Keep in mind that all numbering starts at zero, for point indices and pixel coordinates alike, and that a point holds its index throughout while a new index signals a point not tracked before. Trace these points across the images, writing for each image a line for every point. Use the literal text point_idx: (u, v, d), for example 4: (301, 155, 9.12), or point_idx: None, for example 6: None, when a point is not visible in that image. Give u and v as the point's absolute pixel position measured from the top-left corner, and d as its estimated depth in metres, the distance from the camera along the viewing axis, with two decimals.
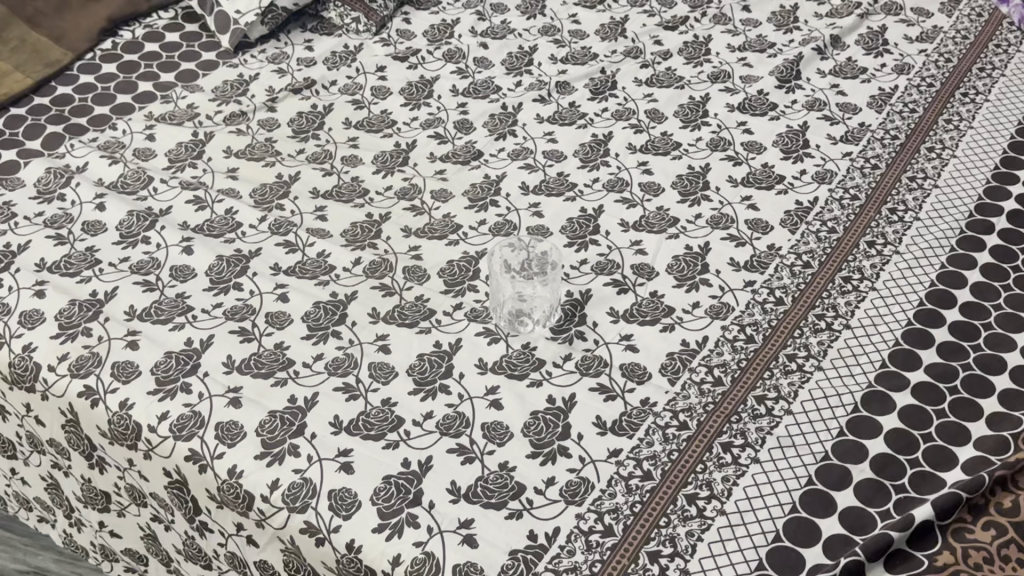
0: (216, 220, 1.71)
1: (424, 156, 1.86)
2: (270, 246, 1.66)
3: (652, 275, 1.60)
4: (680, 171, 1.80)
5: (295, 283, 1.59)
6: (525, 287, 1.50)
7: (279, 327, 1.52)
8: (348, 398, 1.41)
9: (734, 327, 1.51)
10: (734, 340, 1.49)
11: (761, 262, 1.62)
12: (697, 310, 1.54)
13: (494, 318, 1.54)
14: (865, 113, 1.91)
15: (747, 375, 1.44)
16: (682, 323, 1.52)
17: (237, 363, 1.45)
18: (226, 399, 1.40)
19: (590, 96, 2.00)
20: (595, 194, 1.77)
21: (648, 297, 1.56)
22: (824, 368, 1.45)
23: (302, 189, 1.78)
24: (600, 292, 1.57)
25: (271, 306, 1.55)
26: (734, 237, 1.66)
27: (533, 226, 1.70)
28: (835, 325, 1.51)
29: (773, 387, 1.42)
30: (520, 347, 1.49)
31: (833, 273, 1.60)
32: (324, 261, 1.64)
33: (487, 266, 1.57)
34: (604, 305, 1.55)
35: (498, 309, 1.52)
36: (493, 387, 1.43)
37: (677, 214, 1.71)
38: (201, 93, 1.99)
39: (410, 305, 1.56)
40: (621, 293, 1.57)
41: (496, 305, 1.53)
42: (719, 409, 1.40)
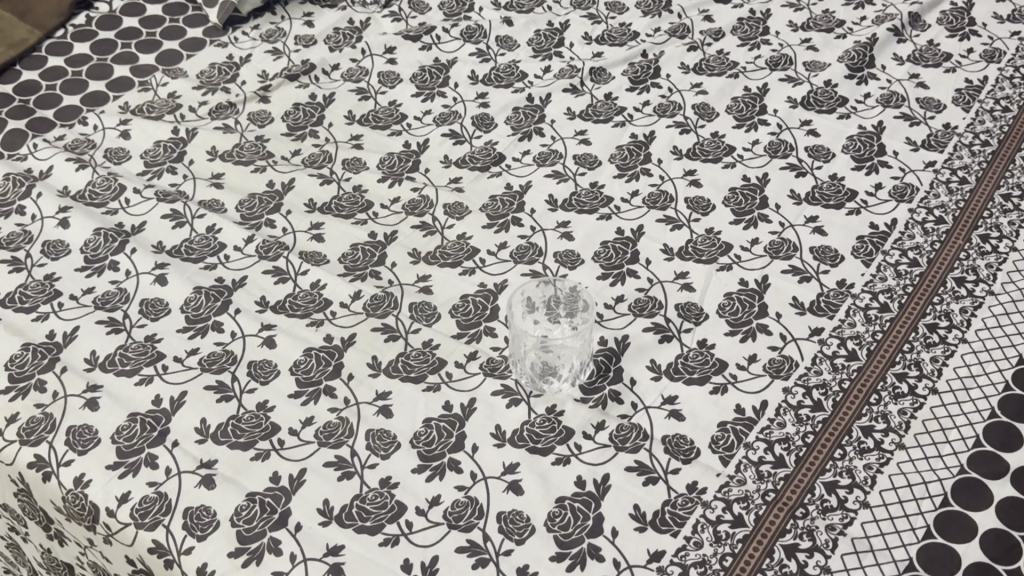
0: (195, 241, 1.48)
1: (437, 159, 1.62)
2: (257, 274, 1.44)
3: (701, 318, 1.36)
4: (733, 183, 1.55)
5: (283, 323, 1.37)
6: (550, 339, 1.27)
7: (263, 381, 1.30)
8: (340, 477, 1.20)
9: (798, 389, 1.28)
10: (798, 407, 1.26)
11: (831, 303, 1.37)
12: (753, 365, 1.30)
13: (516, 374, 1.30)
14: (950, 111, 1.65)
15: (815, 454, 1.21)
16: (735, 383, 1.28)
17: (212, 430, 1.24)
18: (196, 478, 1.19)
19: (629, 85, 1.74)
20: (634, 211, 1.52)
21: (695, 348, 1.33)
22: (907, 446, 1.21)
23: (296, 200, 1.55)
24: (639, 340, 1.34)
25: (255, 354, 1.33)
26: (798, 270, 1.42)
27: (561, 252, 1.46)
28: (920, 389, 1.27)
29: (846, 472, 1.19)
30: (544, 412, 1.26)
31: (916, 319, 1.35)
32: (318, 294, 1.41)
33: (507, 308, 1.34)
34: (644, 358, 1.32)
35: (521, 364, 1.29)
36: (511, 465, 1.21)
37: (730, 239, 1.47)
38: (184, 79, 1.75)
39: (416, 353, 1.33)
40: (664, 341, 1.34)
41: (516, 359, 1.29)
42: (781, 498, 1.17)
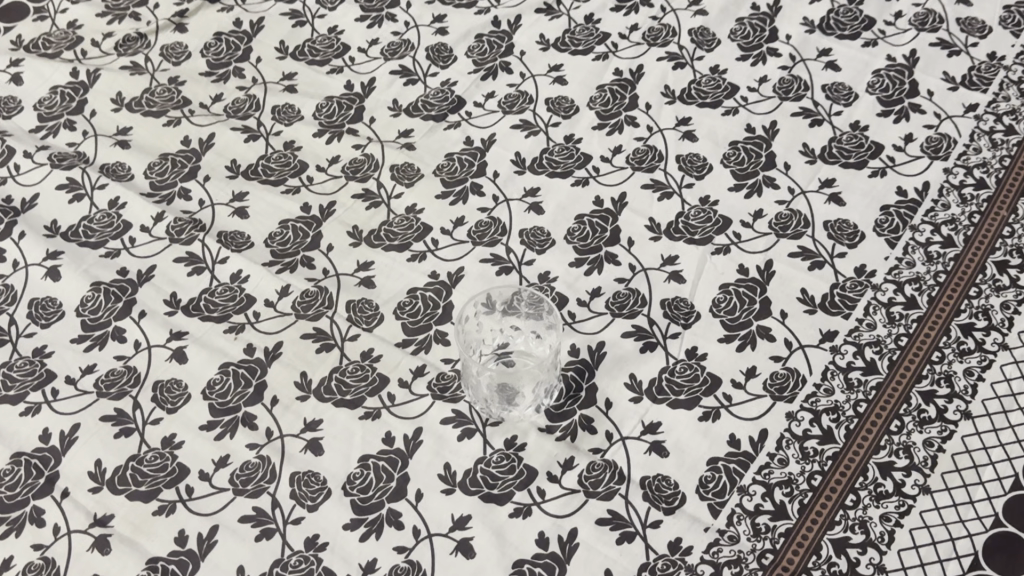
0: (95, 219, 1.26)
1: (384, 106, 1.37)
2: (167, 263, 1.22)
3: (691, 318, 1.15)
4: (735, 136, 1.31)
5: (197, 330, 1.16)
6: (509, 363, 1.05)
7: (171, 409, 1.10)
8: (259, 536, 1.01)
9: (805, 414, 1.07)
10: (805, 438, 1.06)
11: (847, 298, 1.16)
12: (751, 382, 1.10)
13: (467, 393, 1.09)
14: (998, 36, 1.38)
15: (823, 502, 1.02)
16: (729, 406, 1.08)
17: (108, 475, 1.05)
18: (89, 539, 1.01)
19: (613, 4, 1.47)
20: (616, 174, 1.28)
21: (683, 359, 1.12)
22: (933, 490, 1.02)
23: (216, 162, 1.32)
24: (617, 350, 1.13)
25: (162, 372, 1.12)
26: (809, 254, 1.19)
27: (528, 229, 1.23)
28: (950, 413, 1.07)
29: (859, 525, 1.00)
30: (502, 448, 1.06)
31: (948, 318, 1.13)
32: (238, 289, 1.19)
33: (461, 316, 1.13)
34: (623, 374, 1.11)
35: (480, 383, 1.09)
36: (461, 518, 1.02)
37: (729, 211, 1.23)
38: (86, 4, 1.50)
39: (352, 368, 1.12)
40: (647, 350, 1.13)
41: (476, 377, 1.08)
42: (781, 561, 0.98)
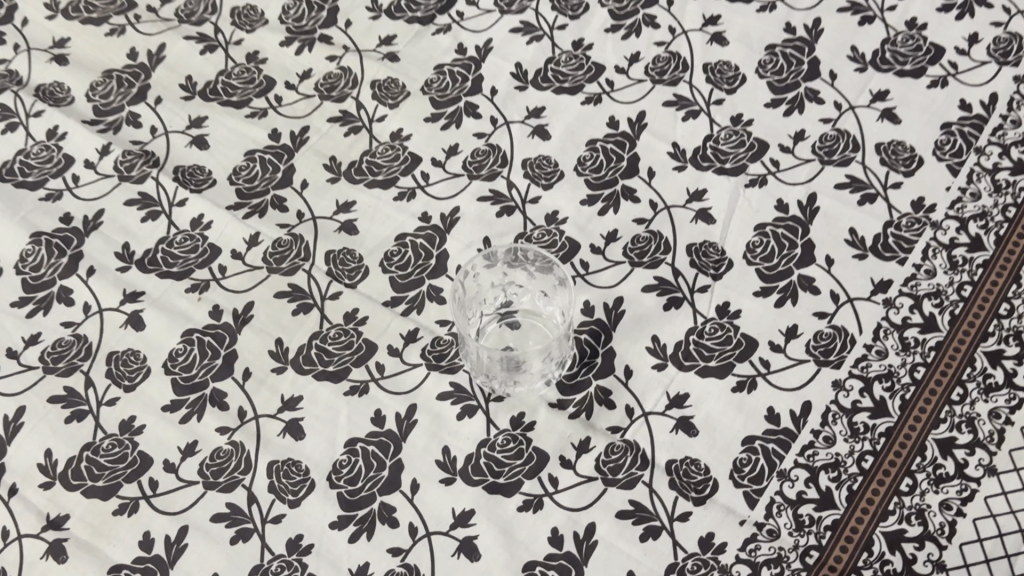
0: (32, 152, 1.11)
1: (362, 7, 1.20)
2: (116, 206, 1.06)
3: (722, 267, 1.00)
4: (772, 39, 1.14)
5: (154, 289, 1.01)
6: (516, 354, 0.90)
7: (128, 386, 0.96)
8: (234, 539, 0.89)
9: (854, 382, 0.94)
10: (854, 411, 0.93)
11: (902, 239, 1.00)
12: (793, 344, 0.96)
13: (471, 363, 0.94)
14: None
15: (874, 489, 0.89)
16: (767, 374, 0.94)
17: (61, 468, 0.93)
18: (43, 545, 0.89)
19: None
20: (633, 89, 1.12)
21: (713, 318, 0.97)
22: (1000, 472, 0.89)
23: (169, 80, 1.15)
24: (637, 307, 0.98)
25: (117, 341, 0.99)
26: (857, 185, 1.04)
27: (532, 159, 1.07)
28: (1020, 378, 0.93)
29: (916, 516, 0.88)
30: (507, 429, 0.93)
31: (1020, 261, 0.98)
32: (200, 237, 1.04)
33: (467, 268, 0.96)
34: (645, 336, 0.97)
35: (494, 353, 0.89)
36: (464, 514, 0.90)
37: (765, 133, 1.07)
38: None
39: (334, 333, 0.98)
40: (671, 308, 0.98)
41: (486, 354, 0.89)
42: (827, 560, 0.87)
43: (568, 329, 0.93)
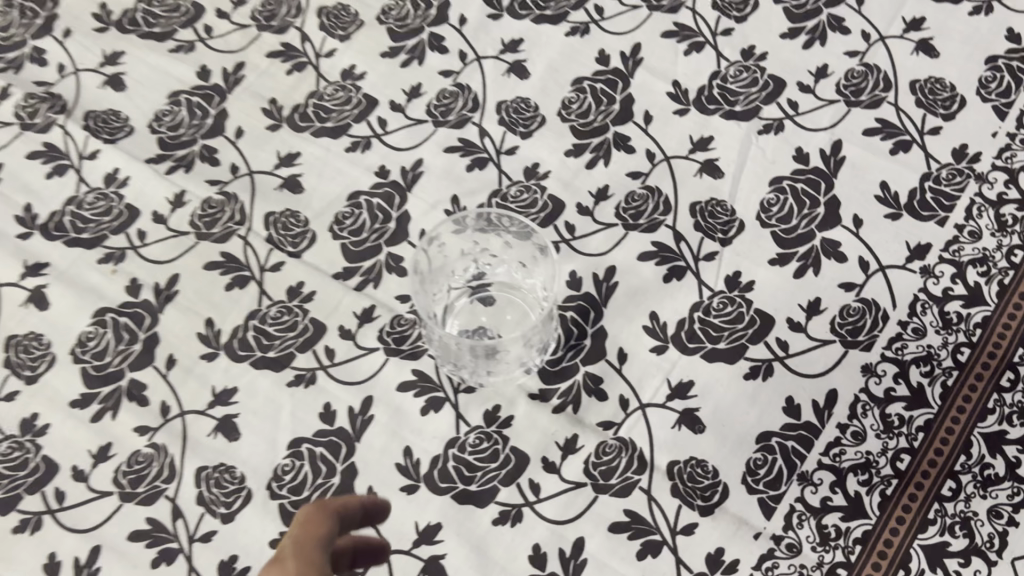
0: None
1: None
2: (18, 161, 0.91)
3: (733, 229, 0.85)
4: None
5: (62, 260, 0.86)
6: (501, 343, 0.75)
7: (31, 377, 0.82)
8: (156, 562, 0.75)
9: (887, 367, 0.80)
10: (887, 401, 0.79)
11: (943, 196, 0.85)
12: (815, 321, 0.81)
13: (439, 352, 0.79)
14: None
15: (911, 494, 0.76)
16: (785, 358, 0.80)
17: None
18: None
19: None
20: (625, 19, 0.96)
21: (722, 291, 0.83)
22: None
23: (80, 10, 0.99)
24: (632, 279, 0.84)
25: (18, 322, 0.84)
26: (890, 131, 0.89)
27: (509, 101, 0.92)
28: None
29: (961, 526, 0.75)
30: (480, 425, 0.79)
31: None
32: (116, 197, 0.89)
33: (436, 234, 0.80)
34: (641, 314, 0.83)
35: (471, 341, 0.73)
36: (429, 528, 0.76)
37: (780, 69, 0.92)
38: None
39: (276, 312, 0.83)
40: (672, 279, 0.84)
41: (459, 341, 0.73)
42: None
43: (552, 307, 0.78)
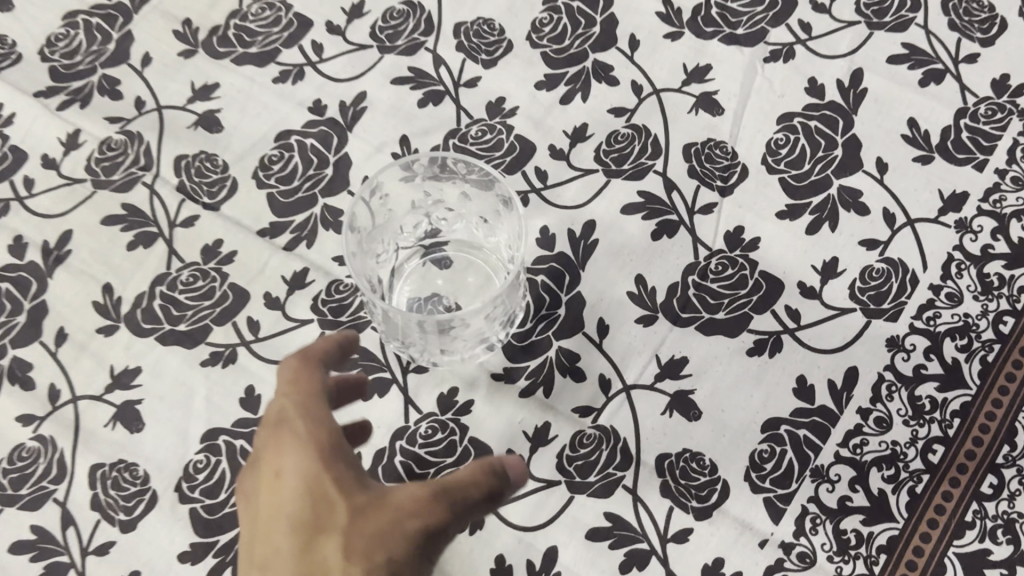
0: None
1: None
2: None
3: (735, 175, 0.72)
4: None
5: None
6: (456, 320, 0.59)
7: None
8: None
9: (917, 340, 0.67)
10: (916, 380, 0.66)
11: (982, 135, 0.72)
12: (832, 286, 0.69)
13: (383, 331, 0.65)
14: None
15: (945, 492, 0.63)
16: (796, 331, 0.68)
17: None
18: None
19: None
20: None
21: (721, 251, 0.70)
22: None
23: None
24: (615, 236, 0.71)
25: None
26: (919, 58, 0.75)
27: (470, 24, 0.78)
28: None
29: (1006, 530, 0.62)
30: (435, 413, 0.66)
31: None
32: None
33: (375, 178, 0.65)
34: (626, 278, 0.70)
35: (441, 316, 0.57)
36: None
37: None
38: None
39: (188, 276, 0.70)
40: (661, 236, 0.71)
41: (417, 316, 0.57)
42: None
43: (523, 271, 0.64)
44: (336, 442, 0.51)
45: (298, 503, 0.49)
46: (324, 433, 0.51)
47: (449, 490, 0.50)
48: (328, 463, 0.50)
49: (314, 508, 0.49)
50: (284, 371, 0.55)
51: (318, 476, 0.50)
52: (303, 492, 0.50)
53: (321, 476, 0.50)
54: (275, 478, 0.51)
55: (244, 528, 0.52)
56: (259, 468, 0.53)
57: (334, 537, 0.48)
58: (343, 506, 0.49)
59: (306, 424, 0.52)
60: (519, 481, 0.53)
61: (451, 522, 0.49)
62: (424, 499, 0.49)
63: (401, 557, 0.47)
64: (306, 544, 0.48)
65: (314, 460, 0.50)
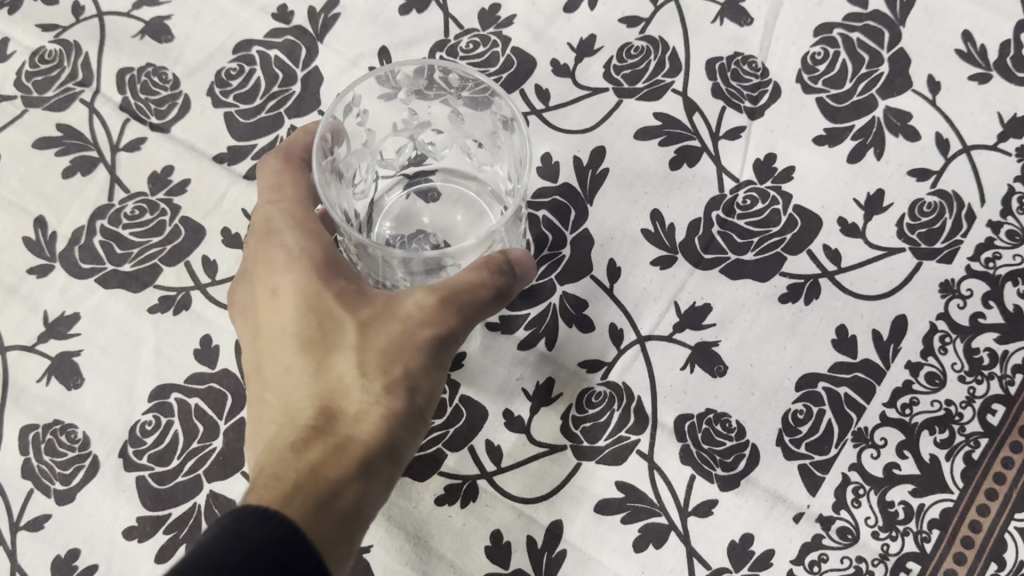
0: None
1: None
2: None
3: (765, 94, 0.63)
4: None
5: None
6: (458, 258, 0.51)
7: None
8: None
9: (974, 285, 0.58)
10: (972, 331, 0.57)
11: None
12: (876, 223, 0.60)
13: (365, 274, 0.55)
14: None
15: (1006, 458, 0.54)
16: (835, 275, 0.59)
17: None
18: None
19: None
20: None
21: (750, 182, 0.61)
22: None
23: None
24: (627, 164, 0.62)
25: None
26: None
27: None
28: None
29: None
30: None
31: None
32: None
33: (364, 89, 0.55)
34: (640, 213, 0.61)
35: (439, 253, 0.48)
36: None
37: None
38: None
39: (132, 209, 0.61)
40: (681, 164, 0.62)
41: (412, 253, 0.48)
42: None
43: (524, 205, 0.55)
44: (332, 251, 0.50)
45: (301, 323, 0.48)
46: (318, 246, 0.50)
47: (459, 297, 0.47)
48: (328, 275, 0.49)
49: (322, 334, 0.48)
50: (268, 171, 0.53)
51: (321, 294, 0.49)
52: (305, 311, 0.48)
53: (322, 292, 0.49)
54: (273, 297, 0.50)
55: (246, 329, 0.52)
56: (254, 282, 0.51)
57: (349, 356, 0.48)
58: (352, 325, 0.48)
59: (297, 240, 0.50)
60: (528, 273, 0.51)
61: (461, 326, 0.49)
62: (432, 308, 0.47)
63: (420, 364, 0.48)
64: (319, 365, 0.48)
65: (312, 276, 0.49)
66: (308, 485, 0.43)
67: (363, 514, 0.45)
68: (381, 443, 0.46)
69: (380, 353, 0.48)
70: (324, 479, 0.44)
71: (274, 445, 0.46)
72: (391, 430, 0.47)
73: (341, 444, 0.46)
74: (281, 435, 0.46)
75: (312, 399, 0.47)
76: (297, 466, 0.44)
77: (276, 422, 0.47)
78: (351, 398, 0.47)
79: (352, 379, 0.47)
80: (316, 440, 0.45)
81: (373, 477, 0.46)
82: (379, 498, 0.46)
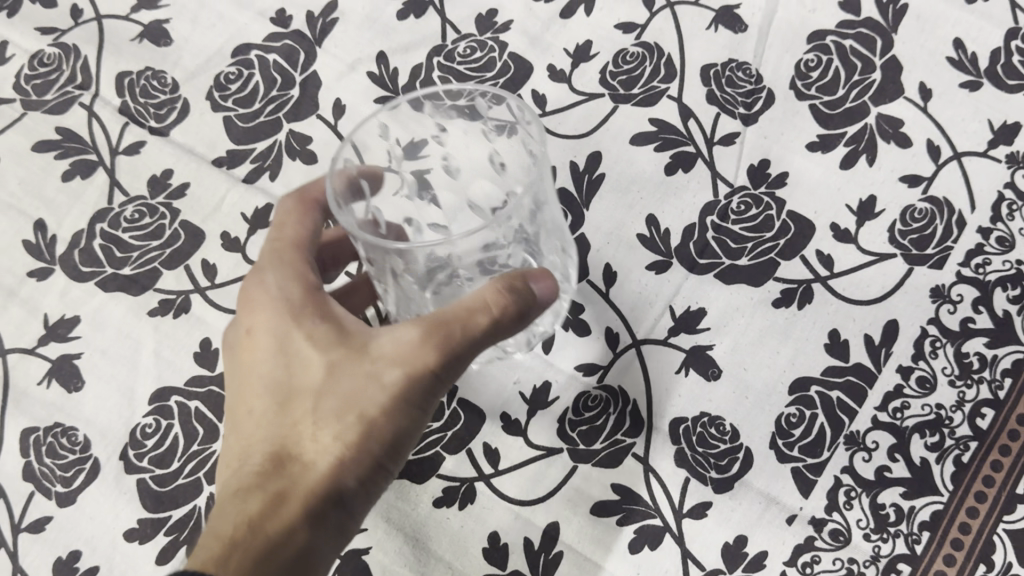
0: None
1: None
2: None
3: (759, 99, 0.64)
4: None
5: None
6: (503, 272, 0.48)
7: None
8: None
9: (965, 289, 0.58)
10: (962, 335, 0.57)
11: None
12: (868, 228, 0.60)
13: (398, 318, 0.52)
14: None
15: (995, 461, 0.55)
16: (828, 279, 0.59)
17: None
18: None
19: None
20: None
21: (744, 187, 0.62)
22: None
23: None
24: (623, 169, 0.63)
25: None
26: None
27: None
28: None
29: None
30: None
31: None
32: None
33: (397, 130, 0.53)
34: (636, 219, 0.62)
35: (488, 234, 0.41)
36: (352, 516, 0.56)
37: None
38: None
39: (132, 212, 0.62)
40: (677, 169, 0.63)
41: (448, 249, 0.41)
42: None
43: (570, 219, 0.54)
44: (316, 305, 0.46)
45: (272, 358, 0.46)
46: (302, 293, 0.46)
47: (452, 340, 0.43)
48: (304, 322, 0.46)
49: (285, 378, 0.45)
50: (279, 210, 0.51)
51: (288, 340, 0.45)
52: (277, 349, 0.46)
53: (295, 339, 0.45)
54: (250, 327, 0.47)
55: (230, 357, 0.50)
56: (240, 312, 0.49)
57: (306, 400, 0.45)
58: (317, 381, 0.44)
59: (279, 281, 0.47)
60: (543, 294, 0.45)
61: (446, 368, 0.43)
62: (410, 344, 0.43)
63: (383, 427, 0.44)
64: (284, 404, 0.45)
65: (288, 320, 0.46)
66: (245, 544, 0.42)
67: (307, 565, 0.44)
68: (328, 491, 0.44)
69: (339, 401, 0.44)
70: (264, 534, 0.43)
71: (229, 492, 0.45)
72: (344, 478, 0.44)
73: (286, 495, 0.43)
74: (234, 482, 0.45)
75: (271, 438, 0.45)
76: (241, 522, 0.43)
77: (237, 459, 0.46)
78: (308, 443, 0.44)
79: (309, 427, 0.44)
80: (263, 491, 0.44)
81: (320, 528, 0.44)
82: (331, 543, 0.45)
